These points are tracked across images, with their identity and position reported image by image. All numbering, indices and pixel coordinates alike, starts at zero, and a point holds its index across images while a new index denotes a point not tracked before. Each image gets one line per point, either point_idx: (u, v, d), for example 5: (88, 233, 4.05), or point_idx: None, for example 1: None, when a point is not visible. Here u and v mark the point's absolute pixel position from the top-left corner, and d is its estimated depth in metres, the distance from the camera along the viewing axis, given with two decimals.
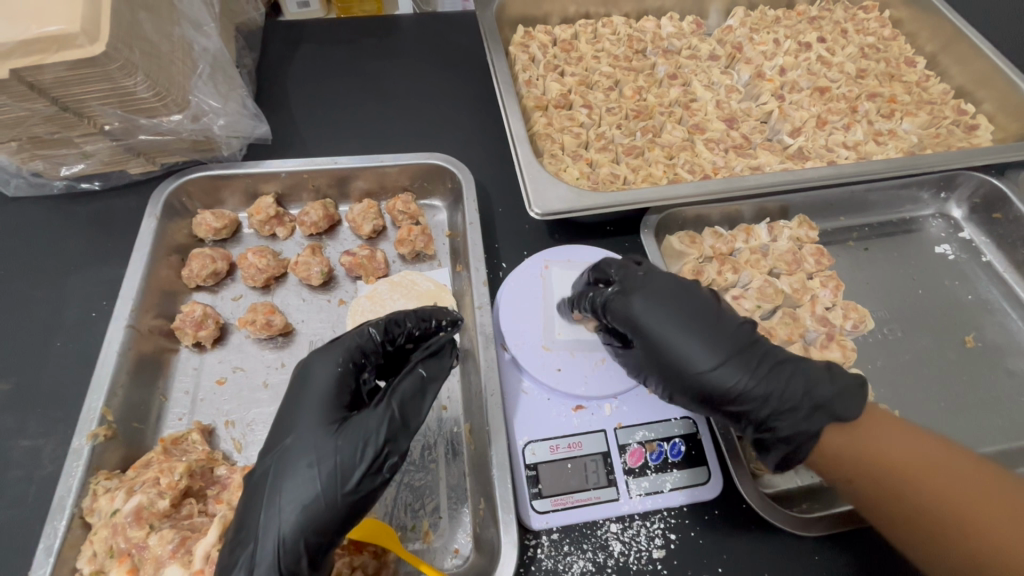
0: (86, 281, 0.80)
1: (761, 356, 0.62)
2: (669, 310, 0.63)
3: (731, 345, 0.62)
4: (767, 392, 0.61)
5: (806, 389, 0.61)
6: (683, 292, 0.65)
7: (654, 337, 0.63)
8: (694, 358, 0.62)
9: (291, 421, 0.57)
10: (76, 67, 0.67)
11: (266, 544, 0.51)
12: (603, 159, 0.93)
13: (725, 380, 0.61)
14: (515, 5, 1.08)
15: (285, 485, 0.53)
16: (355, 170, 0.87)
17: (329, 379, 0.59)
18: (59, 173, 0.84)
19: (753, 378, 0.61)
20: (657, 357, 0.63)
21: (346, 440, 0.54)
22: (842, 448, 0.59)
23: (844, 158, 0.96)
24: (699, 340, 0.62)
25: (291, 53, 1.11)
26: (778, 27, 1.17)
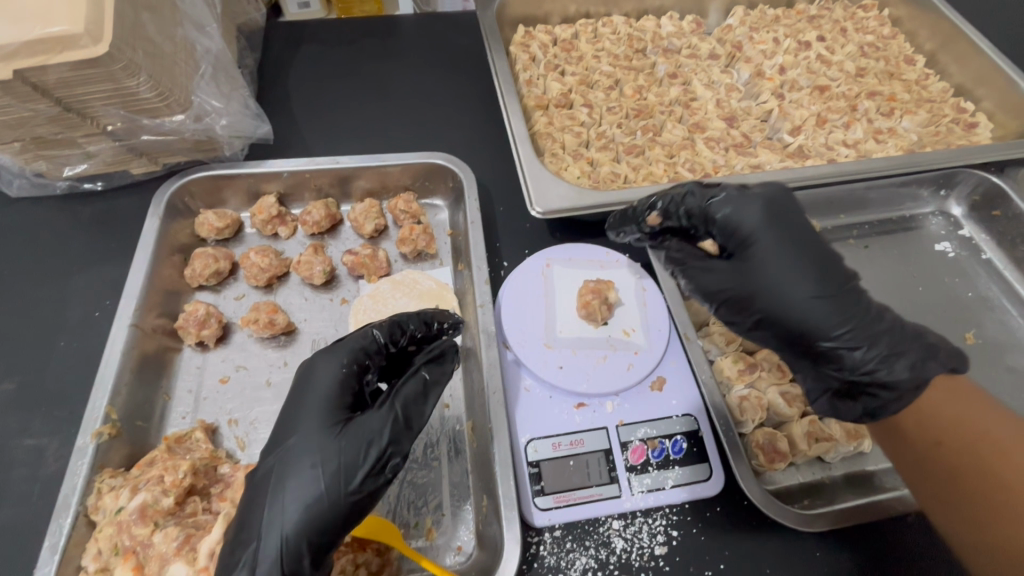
0: (89, 281, 0.80)
1: (865, 302, 0.60)
2: (783, 236, 0.61)
3: (834, 283, 0.60)
4: (869, 334, 0.59)
5: (910, 339, 0.59)
6: (799, 226, 0.62)
7: (761, 258, 0.61)
8: (797, 286, 0.60)
9: (294, 421, 0.57)
10: (79, 68, 0.67)
11: (267, 543, 0.51)
12: (604, 158, 0.93)
13: (828, 312, 0.59)
14: (516, 5, 1.08)
15: (289, 485, 0.53)
16: (357, 170, 0.87)
17: (331, 381, 0.59)
18: (62, 174, 0.84)
19: (856, 317, 0.59)
20: (760, 281, 0.61)
21: (349, 443, 0.54)
22: (931, 411, 0.58)
23: (844, 156, 0.96)
24: (808, 267, 0.60)
25: (292, 53, 1.11)
26: (777, 26, 1.17)
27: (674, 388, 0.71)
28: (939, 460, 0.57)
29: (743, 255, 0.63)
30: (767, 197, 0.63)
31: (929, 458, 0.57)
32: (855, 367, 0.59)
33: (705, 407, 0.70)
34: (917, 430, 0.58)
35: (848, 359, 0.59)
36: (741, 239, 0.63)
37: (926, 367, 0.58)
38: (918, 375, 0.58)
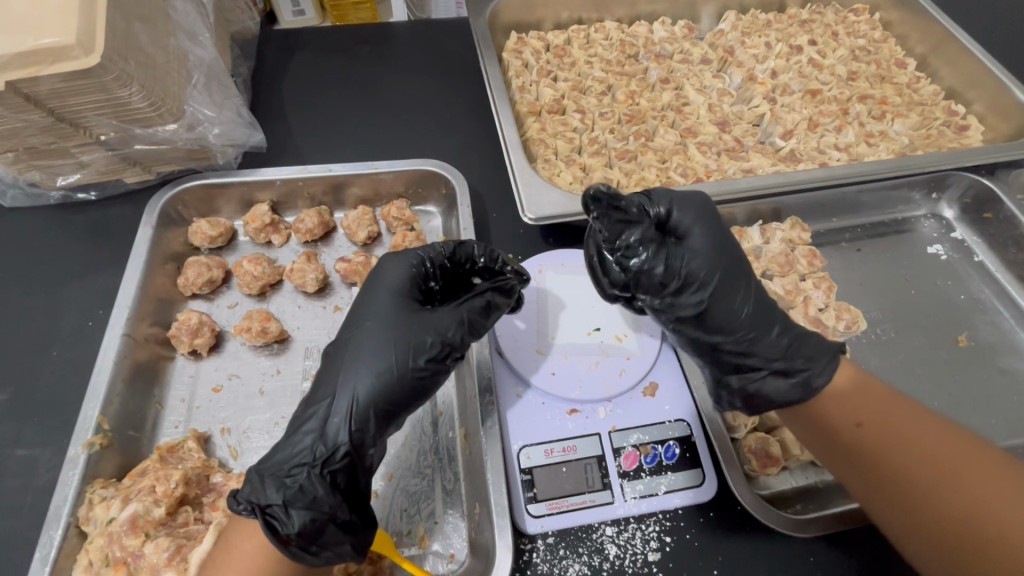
0: (82, 291, 0.80)
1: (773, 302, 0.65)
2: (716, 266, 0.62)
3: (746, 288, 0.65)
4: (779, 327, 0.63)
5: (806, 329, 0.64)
6: (722, 228, 0.64)
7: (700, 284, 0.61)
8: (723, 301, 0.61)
9: (368, 309, 0.64)
10: (71, 78, 0.68)
11: (341, 401, 0.58)
12: (597, 163, 0.93)
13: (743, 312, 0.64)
14: (508, 13, 1.09)
15: (367, 358, 0.60)
16: (350, 177, 0.87)
17: (402, 277, 0.67)
18: (55, 183, 0.85)
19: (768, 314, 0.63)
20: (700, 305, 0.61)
21: (417, 330, 0.62)
22: (840, 406, 0.60)
23: (835, 160, 0.97)
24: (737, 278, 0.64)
25: (287, 60, 1.12)
26: (769, 31, 1.18)
27: (666, 393, 0.71)
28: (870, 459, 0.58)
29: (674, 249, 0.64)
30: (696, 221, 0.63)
31: (860, 459, 0.58)
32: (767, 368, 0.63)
33: (698, 412, 0.70)
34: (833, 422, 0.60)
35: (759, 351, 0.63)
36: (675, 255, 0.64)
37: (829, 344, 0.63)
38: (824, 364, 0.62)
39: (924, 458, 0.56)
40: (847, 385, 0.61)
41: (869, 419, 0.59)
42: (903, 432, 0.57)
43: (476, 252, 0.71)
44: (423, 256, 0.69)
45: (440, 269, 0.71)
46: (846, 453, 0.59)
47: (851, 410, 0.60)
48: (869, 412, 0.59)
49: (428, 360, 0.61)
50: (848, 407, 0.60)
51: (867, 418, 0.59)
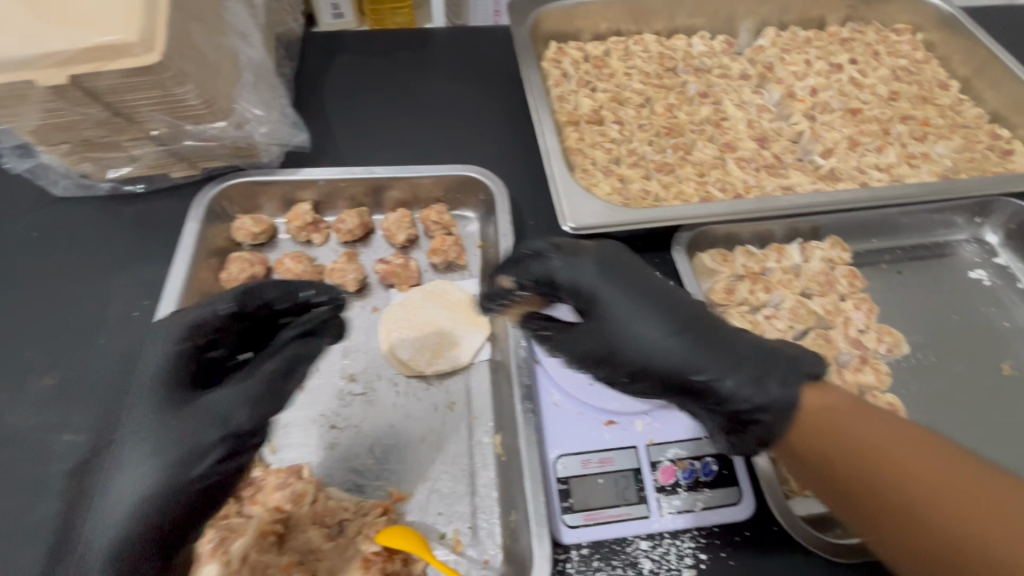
0: (129, 281, 0.82)
1: (718, 332, 0.61)
2: (624, 287, 0.62)
3: (682, 316, 0.61)
4: (728, 359, 0.58)
5: (762, 355, 0.58)
6: (637, 280, 0.63)
7: (608, 310, 0.62)
8: (647, 329, 0.61)
9: (117, 402, 0.57)
10: (131, 75, 0.71)
11: (112, 516, 0.52)
12: (635, 175, 0.93)
13: (679, 350, 0.59)
14: (549, 22, 1.10)
15: (133, 466, 0.53)
16: (390, 179, 0.89)
17: (160, 359, 0.59)
18: (106, 175, 0.87)
19: (704, 342, 0.59)
20: (613, 335, 0.62)
21: (178, 427, 0.54)
22: (822, 435, 0.53)
23: (877, 179, 0.96)
24: (653, 310, 0.61)
25: (328, 62, 1.14)
26: (808, 48, 1.17)
27: None
28: (882, 500, 0.50)
29: (591, 314, 0.64)
30: (590, 249, 0.66)
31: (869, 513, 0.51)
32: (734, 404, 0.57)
33: None
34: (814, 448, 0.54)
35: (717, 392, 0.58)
36: (586, 298, 0.64)
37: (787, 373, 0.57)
38: (788, 388, 0.56)
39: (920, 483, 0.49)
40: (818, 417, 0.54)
41: (863, 446, 0.51)
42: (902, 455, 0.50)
43: (270, 294, 0.67)
44: (193, 310, 0.62)
45: (236, 319, 0.64)
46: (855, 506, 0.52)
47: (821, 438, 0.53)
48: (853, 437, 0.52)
49: (256, 419, 0.57)
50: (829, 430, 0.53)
51: (852, 445, 0.52)
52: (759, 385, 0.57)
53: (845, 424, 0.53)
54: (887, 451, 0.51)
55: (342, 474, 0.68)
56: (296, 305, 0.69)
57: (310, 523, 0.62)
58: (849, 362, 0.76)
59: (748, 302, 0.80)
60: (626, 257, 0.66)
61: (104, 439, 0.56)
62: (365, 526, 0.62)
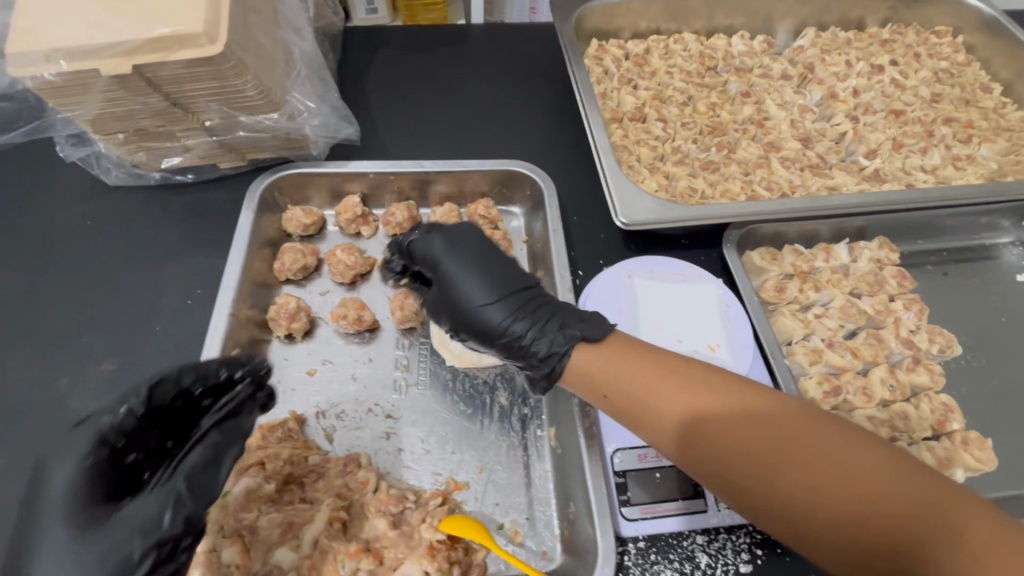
0: (182, 270, 0.83)
1: (500, 286, 0.65)
2: (462, 256, 0.67)
3: (505, 285, 0.66)
4: (528, 317, 0.63)
5: (548, 312, 0.63)
6: (477, 251, 0.68)
7: (445, 277, 0.67)
8: (470, 292, 0.65)
9: (34, 531, 0.49)
10: (194, 65, 0.71)
11: None
12: (680, 172, 0.93)
13: (497, 312, 0.64)
14: (591, 20, 1.10)
15: None
16: (438, 174, 0.89)
17: (73, 475, 0.50)
18: (158, 165, 0.88)
19: (522, 306, 0.64)
20: (466, 294, 0.65)
21: (111, 540, 0.48)
22: (621, 385, 0.56)
23: (923, 181, 0.95)
24: (481, 277, 0.66)
25: (369, 57, 1.15)
26: (848, 49, 1.17)
27: None
28: (766, 471, 0.50)
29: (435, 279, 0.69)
30: (449, 226, 0.71)
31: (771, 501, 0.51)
32: (542, 356, 0.61)
33: None
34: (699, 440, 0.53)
35: (526, 348, 0.62)
36: (431, 266, 0.69)
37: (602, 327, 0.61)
38: (566, 342, 0.61)
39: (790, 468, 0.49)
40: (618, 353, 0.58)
41: (747, 419, 0.51)
42: (791, 430, 0.50)
43: (188, 380, 0.60)
44: (94, 416, 0.53)
45: (150, 417, 0.57)
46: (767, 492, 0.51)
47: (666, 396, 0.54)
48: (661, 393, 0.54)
49: (183, 518, 0.52)
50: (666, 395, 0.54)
51: (752, 423, 0.51)
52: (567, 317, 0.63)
53: (723, 390, 0.53)
54: (756, 423, 0.51)
55: (399, 463, 0.68)
56: (223, 380, 0.63)
57: (374, 512, 0.61)
58: (901, 362, 0.76)
59: (798, 301, 0.80)
60: (470, 230, 0.70)
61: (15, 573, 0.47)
62: (429, 514, 0.61)
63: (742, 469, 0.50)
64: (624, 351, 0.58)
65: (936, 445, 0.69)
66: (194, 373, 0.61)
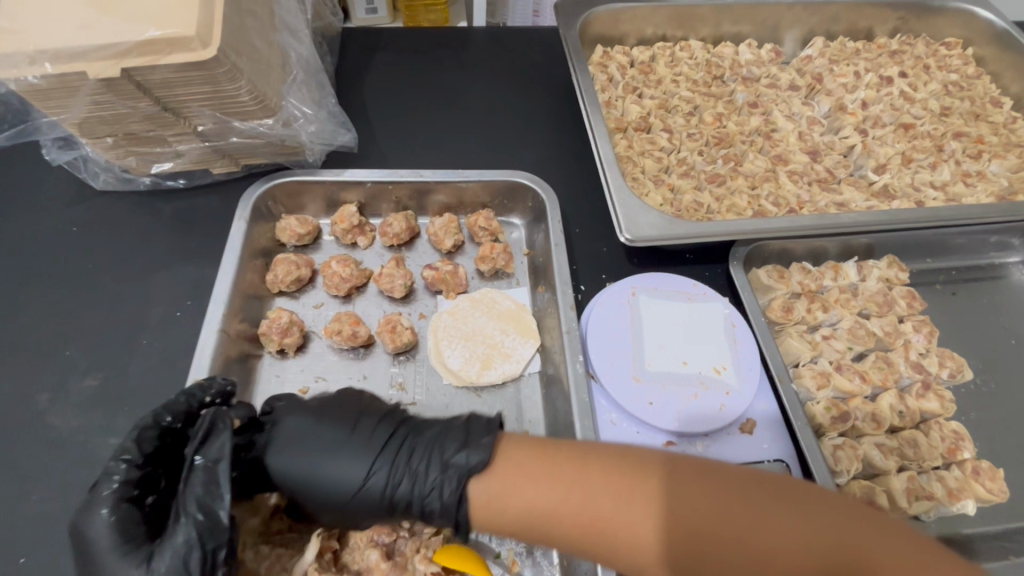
0: (171, 280, 0.80)
1: (365, 451, 0.56)
2: (301, 442, 0.56)
3: (372, 444, 0.57)
4: (415, 475, 0.55)
5: (432, 454, 0.56)
6: (314, 430, 0.57)
7: (290, 473, 0.55)
8: (336, 479, 0.55)
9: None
10: (185, 69, 0.69)
11: None
12: (686, 185, 0.91)
13: (379, 479, 0.55)
14: (596, 25, 1.08)
15: None
16: (437, 183, 0.87)
17: (104, 533, 0.49)
18: (148, 170, 0.86)
19: (401, 463, 0.56)
20: (333, 479, 0.55)
21: None
22: (517, 514, 0.50)
23: (932, 198, 0.93)
24: (337, 455, 0.56)
25: (368, 59, 1.12)
26: (857, 59, 1.15)
27: (765, 431, 0.69)
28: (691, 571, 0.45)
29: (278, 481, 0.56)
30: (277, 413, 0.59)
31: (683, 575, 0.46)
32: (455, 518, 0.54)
33: (799, 455, 0.67)
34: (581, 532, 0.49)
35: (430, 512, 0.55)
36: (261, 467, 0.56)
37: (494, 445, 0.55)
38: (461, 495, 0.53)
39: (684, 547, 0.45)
40: (508, 468, 0.52)
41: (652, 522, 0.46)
42: (698, 523, 0.45)
43: (165, 416, 0.55)
44: (99, 481, 0.51)
45: (151, 461, 0.54)
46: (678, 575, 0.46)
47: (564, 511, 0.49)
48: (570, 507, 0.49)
49: (210, 538, 0.49)
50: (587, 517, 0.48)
51: (645, 515, 0.47)
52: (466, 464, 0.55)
53: (610, 499, 0.48)
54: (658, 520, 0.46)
55: None
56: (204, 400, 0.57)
57: (367, 542, 0.59)
58: (910, 387, 0.74)
59: (806, 321, 0.78)
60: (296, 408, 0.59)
61: None
62: (423, 545, 0.60)
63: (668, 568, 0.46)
64: (510, 470, 0.52)
65: (948, 475, 0.67)
66: (168, 409, 0.56)
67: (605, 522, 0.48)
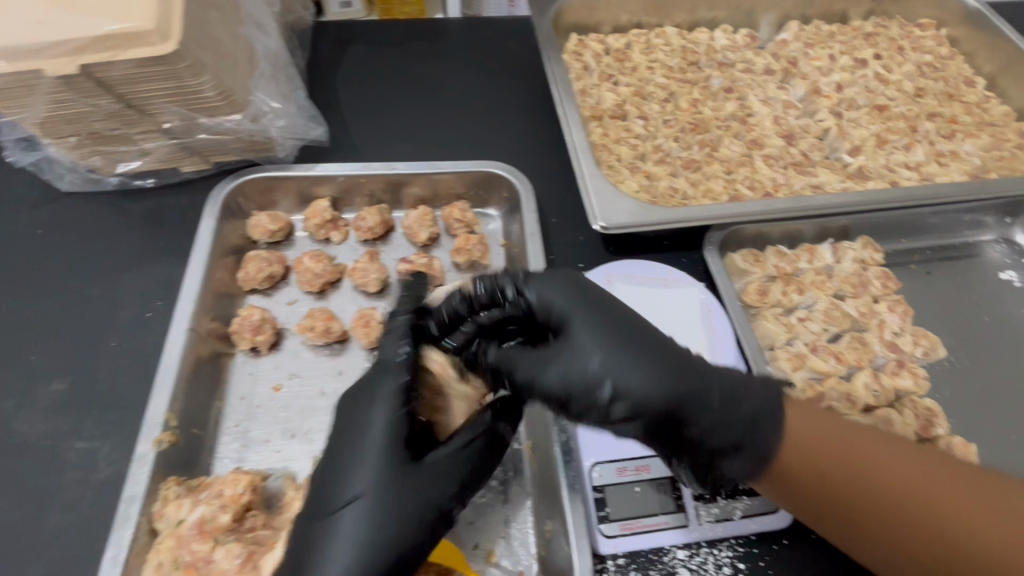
0: (140, 280, 0.79)
1: (665, 352, 0.55)
2: (590, 308, 0.56)
3: (664, 360, 0.54)
4: (696, 391, 0.54)
5: (695, 376, 0.54)
6: (604, 304, 0.57)
7: (575, 329, 0.55)
8: (613, 345, 0.54)
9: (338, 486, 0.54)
10: (146, 64, 0.67)
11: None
12: (661, 172, 0.91)
13: (643, 377, 0.53)
14: (569, 13, 1.07)
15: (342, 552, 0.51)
16: (411, 176, 0.86)
17: (382, 431, 0.55)
18: (114, 170, 0.84)
19: (678, 381, 0.53)
20: (601, 362, 0.53)
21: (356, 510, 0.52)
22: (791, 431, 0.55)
23: (906, 178, 0.94)
24: (632, 340, 0.54)
25: (341, 53, 1.11)
26: (832, 42, 1.15)
27: None
28: (880, 520, 0.51)
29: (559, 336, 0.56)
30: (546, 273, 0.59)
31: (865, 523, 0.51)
32: (713, 429, 0.53)
33: None
34: (797, 453, 0.53)
35: (682, 431, 0.54)
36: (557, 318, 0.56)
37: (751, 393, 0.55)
38: (749, 411, 0.54)
39: (894, 487, 0.51)
40: (811, 414, 0.56)
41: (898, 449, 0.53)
42: (913, 476, 0.51)
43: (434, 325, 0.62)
44: (383, 376, 0.58)
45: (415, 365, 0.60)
46: (856, 523, 0.52)
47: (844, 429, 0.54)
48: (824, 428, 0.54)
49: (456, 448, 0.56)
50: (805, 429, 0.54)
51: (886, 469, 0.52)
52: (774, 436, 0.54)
53: (853, 438, 0.54)
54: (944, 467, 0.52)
55: None
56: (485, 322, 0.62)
57: None
58: (885, 366, 0.74)
59: (782, 304, 0.78)
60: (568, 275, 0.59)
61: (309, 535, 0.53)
62: None
63: (876, 515, 0.51)
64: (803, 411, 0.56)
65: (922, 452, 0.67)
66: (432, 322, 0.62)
67: (815, 438, 0.53)
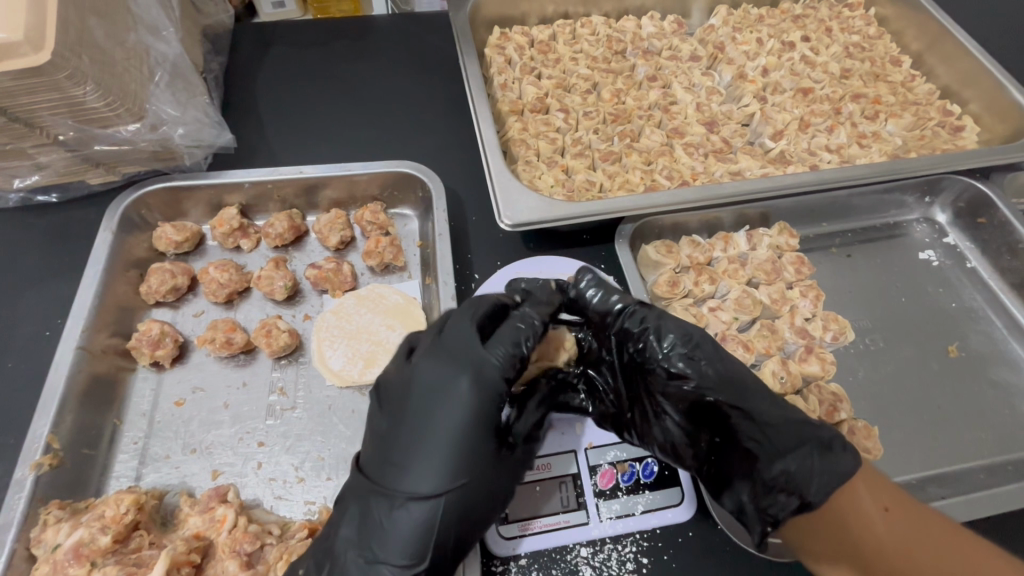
0: (41, 300, 0.77)
1: (766, 412, 0.59)
2: (717, 361, 0.62)
3: (752, 411, 0.59)
4: (791, 451, 0.57)
5: (811, 449, 0.56)
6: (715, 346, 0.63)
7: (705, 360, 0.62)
8: (733, 397, 0.60)
9: (422, 436, 0.55)
10: (22, 77, 0.64)
11: (395, 539, 0.52)
12: (579, 166, 0.90)
13: (744, 421, 0.60)
14: (489, 6, 1.05)
15: (428, 496, 0.54)
16: (322, 178, 0.84)
17: (467, 394, 0.56)
18: (12, 186, 0.81)
19: (784, 444, 0.58)
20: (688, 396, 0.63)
21: (449, 456, 0.55)
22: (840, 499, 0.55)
23: (827, 161, 0.94)
24: (731, 384, 0.61)
25: (261, 54, 1.08)
26: (761, 26, 1.14)
27: None
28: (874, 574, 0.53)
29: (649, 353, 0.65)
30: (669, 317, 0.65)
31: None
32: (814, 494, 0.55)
33: None
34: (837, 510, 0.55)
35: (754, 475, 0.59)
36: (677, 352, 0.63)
37: (839, 467, 0.55)
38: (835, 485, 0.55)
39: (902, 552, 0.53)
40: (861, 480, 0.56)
41: (938, 555, 0.52)
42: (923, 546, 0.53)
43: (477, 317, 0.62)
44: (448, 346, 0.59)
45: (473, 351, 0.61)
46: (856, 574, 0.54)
47: (877, 530, 0.54)
48: (858, 527, 0.54)
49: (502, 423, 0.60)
50: (838, 523, 0.54)
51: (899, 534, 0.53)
52: (826, 468, 0.55)
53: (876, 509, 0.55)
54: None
55: (270, 495, 0.65)
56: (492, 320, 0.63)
57: (228, 553, 0.58)
58: (795, 352, 0.76)
59: (693, 294, 0.79)
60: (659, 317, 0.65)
61: (384, 475, 0.55)
62: (287, 550, 0.59)
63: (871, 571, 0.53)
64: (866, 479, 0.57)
65: None
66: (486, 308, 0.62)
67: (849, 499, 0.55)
